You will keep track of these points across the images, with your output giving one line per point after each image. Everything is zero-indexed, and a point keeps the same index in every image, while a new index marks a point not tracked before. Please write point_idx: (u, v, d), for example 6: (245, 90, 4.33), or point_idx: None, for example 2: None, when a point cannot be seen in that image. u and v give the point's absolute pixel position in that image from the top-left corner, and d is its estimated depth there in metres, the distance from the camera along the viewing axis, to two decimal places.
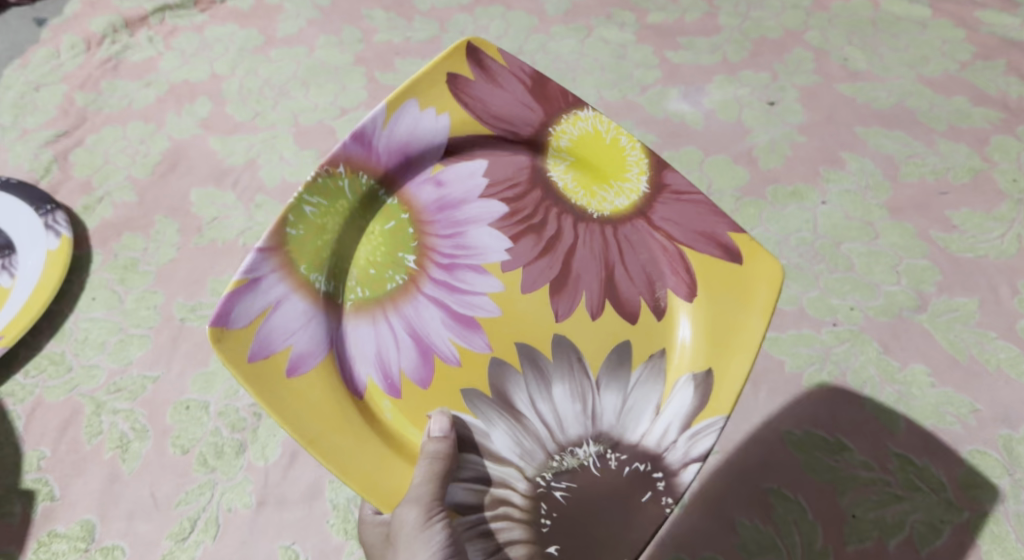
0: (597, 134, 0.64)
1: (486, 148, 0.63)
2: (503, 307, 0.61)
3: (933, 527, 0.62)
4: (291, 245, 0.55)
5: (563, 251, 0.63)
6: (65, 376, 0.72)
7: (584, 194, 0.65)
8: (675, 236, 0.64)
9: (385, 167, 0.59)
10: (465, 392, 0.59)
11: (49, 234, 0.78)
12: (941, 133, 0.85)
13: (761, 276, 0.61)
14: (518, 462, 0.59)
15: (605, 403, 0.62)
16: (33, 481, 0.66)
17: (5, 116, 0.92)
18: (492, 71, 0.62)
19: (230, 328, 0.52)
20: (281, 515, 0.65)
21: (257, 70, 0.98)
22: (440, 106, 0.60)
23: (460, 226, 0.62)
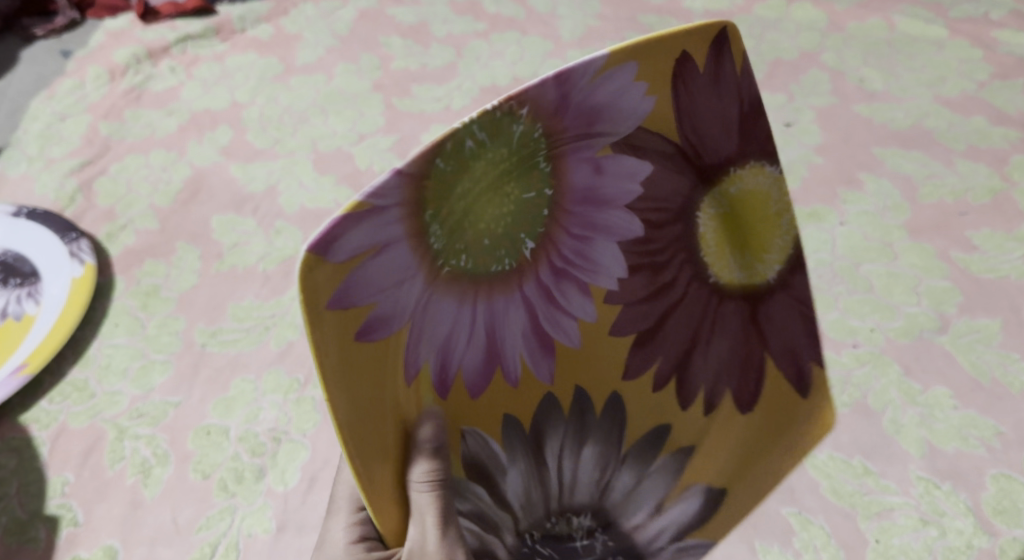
0: (767, 196, 0.58)
1: (660, 158, 0.52)
2: (584, 341, 0.58)
3: (959, 552, 0.61)
4: (433, 183, 0.42)
5: (669, 302, 0.60)
6: (89, 402, 0.73)
7: (715, 248, 0.60)
8: (769, 343, 0.63)
9: (562, 123, 0.45)
10: (505, 417, 0.57)
11: (73, 262, 0.79)
12: (960, 153, 0.85)
13: (805, 415, 0.63)
14: (517, 511, 0.59)
15: (622, 480, 0.61)
16: (57, 506, 0.67)
17: (33, 147, 0.94)
18: (720, 78, 0.52)
19: (330, 259, 0.40)
20: (300, 541, 0.65)
21: (277, 98, 0.99)
22: (653, 88, 0.48)
23: (591, 234, 0.53)
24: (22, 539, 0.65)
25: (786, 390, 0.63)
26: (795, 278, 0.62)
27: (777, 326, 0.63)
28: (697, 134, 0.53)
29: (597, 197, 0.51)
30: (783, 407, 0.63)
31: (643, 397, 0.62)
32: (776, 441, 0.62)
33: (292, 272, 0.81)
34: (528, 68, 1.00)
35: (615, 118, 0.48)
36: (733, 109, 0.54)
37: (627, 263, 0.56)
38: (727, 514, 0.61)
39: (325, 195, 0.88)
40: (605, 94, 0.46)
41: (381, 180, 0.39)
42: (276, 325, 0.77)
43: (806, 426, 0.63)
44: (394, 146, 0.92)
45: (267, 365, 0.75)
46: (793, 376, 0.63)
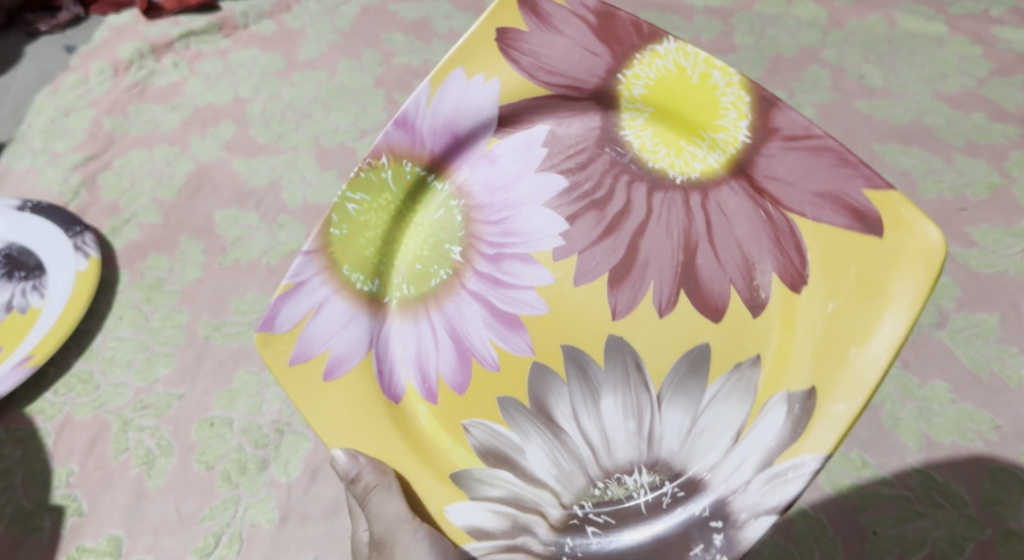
0: (680, 70, 0.59)
1: (552, 111, 0.66)
2: (551, 301, 0.65)
3: (955, 544, 0.62)
4: (334, 245, 0.63)
5: (631, 231, 0.64)
6: (93, 394, 0.74)
7: (666, 151, 0.63)
8: (787, 201, 0.57)
9: (432, 151, 0.66)
10: (501, 400, 0.63)
11: (78, 255, 0.79)
12: (959, 149, 0.85)
13: (905, 251, 0.52)
14: (555, 485, 0.60)
15: (668, 425, 0.60)
16: (62, 497, 0.68)
17: (37, 141, 0.95)
18: (552, 21, 0.62)
19: (274, 332, 0.60)
20: (303, 531, 0.66)
21: (280, 93, 1.00)
22: (488, 73, 0.64)
23: (511, 210, 0.66)
24: (26, 529, 0.66)
25: (848, 237, 0.54)
26: (784, 121, 0.56)
27: (783, 179, 0.57)
28: (557, 67, 0.63)
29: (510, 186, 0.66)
30: (860, 262, 0.53)
31: (653, 329, 0.63)
32: (869, 292, 0.53)
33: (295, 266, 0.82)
34: None
35: (468, 121, 0.65)
36: (581, 32, 0.61)
37: (564, 217, 0.66)
38: (836, 408, 0.52)
39: (327, 189, 0.89)
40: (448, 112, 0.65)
41: (293, 265, 0.61)
42: None
43: (909, 259, 0.51)
44: None
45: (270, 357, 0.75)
46: (847, 220, 0.54)
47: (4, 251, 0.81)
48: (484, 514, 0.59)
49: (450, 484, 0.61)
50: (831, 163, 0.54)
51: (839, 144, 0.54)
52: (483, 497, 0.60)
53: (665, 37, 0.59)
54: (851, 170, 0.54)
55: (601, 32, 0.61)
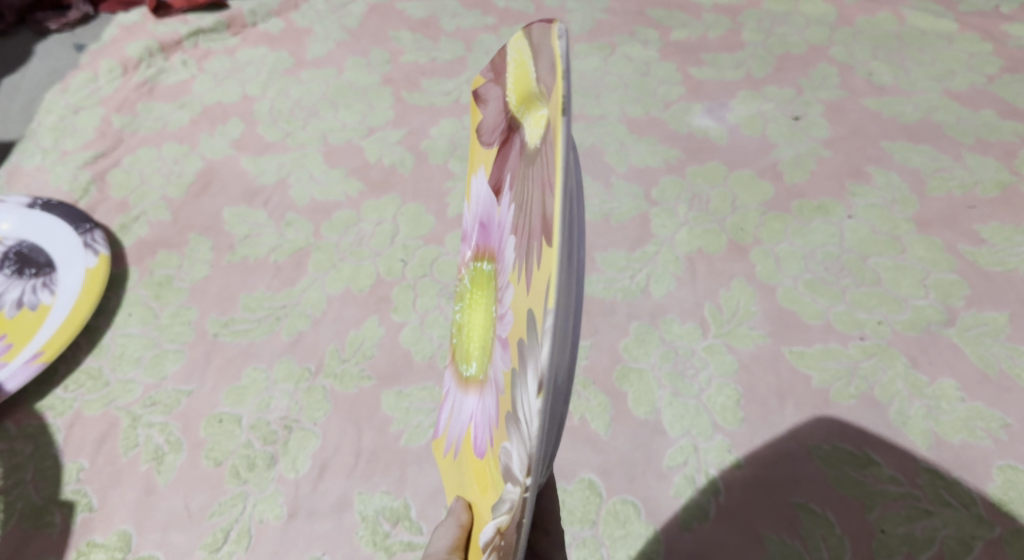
0: (515, 63, 0.51)
1: (501, 169, 0.55)
2: (517, 312, 0.49)
3: (964, 542, 0.62)
4: (456, 349, 0.66)
5: (524, 213, 0.49)
6: (103, 390, 0.74)
7: (532, 130, 0.50)
8: (549, 103, 0.45)
9: (479, 243, 0.61)
10: (507, 420, 0.48)
11: (88, 252, 0.80)
12: (969, 147, 0.85)
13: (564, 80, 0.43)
14: (523, 478, 0.44)
15: (536, 366, 0.43)
16: (72, 492, 0.68)
17: (46, 138, 0.95)
18: (485, 96, 0.58)
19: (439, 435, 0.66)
20: (311, 527, 0.66)
21: (288, 91, 1.00)
22: (478, 166, 0.61)
23: (506, 242, 0.53)
24: (37, 524, 0.66)
25: (556, 102, 0.43)
26: (531, 41, 0.48)
27: (544, 85, 0.46)
28: (492, 127, 0.57)
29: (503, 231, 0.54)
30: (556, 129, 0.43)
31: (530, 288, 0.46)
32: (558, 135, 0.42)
33: (302, 263, 0.82)
34: None
35: (486, 206, 0.58)
36: (492, 87, 0.56)
37: (514, 232, 0.51)
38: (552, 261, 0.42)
39: (335, 187, 0.89)
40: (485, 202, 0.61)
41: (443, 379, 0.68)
42: (286, 315, 0.78)
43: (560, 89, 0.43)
44: (403, 139, 0.93)
45: (278, 354, 0.76)
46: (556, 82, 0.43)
47: (14, 248, 0.82)
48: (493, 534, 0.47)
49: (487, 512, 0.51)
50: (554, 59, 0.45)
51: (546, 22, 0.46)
52: (500, 514, 0.48)
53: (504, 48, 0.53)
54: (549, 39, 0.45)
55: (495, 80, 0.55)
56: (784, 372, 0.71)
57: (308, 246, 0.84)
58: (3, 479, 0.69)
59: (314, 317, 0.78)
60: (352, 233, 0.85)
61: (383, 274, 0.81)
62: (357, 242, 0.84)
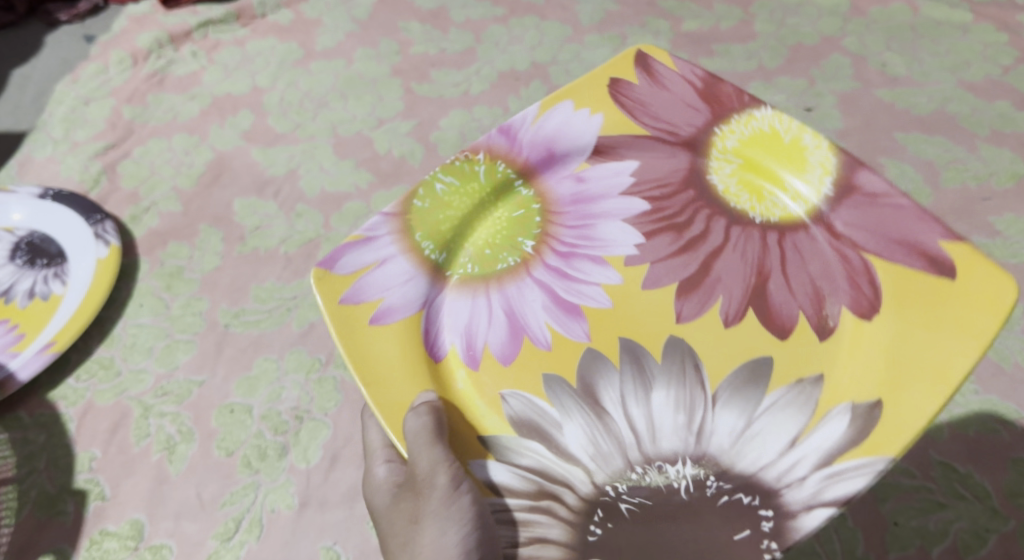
0: (773, 133, 0.72)
1: (638, 153, 0.75)
2: (616, 300, 0.69)
3: (977, 535, 0.62)
4: (414, 215, 0.69)
5: (705, 251, 0.70)
6: (114, 380, 0.74)
7: (749, 200, 0.72)
8: (864, 243, 0.66)
9: (529, 158, 0.74)
10: (547, 378, 0.65)
11: (99, 243, 0.80)
12: (983, 138, 0.84)
13: (976, 281, 0.60)
14: (589, 463, 0.62)
15: (719, 421, 0.63)
16: (85, 481, 0.68)
17: (58, 130, 0.95)
18: (659, 75, 0.76)
19: (333, 271, 0.66)
20: (323, 516, 0.66)
21: (297, 82, 1.00)
22: (593, 108, 0.76)
23: (588, 220, 0.73)
24: (51, 512, 0.67)
25: (895, 275, 0.64)
26: (861, 177, 0.68)
27: (860, 224, 0.67)
28: (662, 116, 0.76)
29: (586, 197, 0.74)
30: (963, 320, 0.59)
31: (714, 338, 0.66)
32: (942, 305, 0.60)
33: (313, 254, 0.82)
34: (546, 53, 1.00)
35: (567, 141, 0.75)
36: (675, 81, 0.76)
37: (640, 233, 0.72)
38: (910, 409, 0.57)
39: (346, 178, 0.89)
40: (551, 131, 0.75)
41: (370, 221, 0.68)
42: (297, 307, 0.78)
43: (973, 303, 0.59)
44: (413, 131, 0.93)
45: (290, 345, 0.76)
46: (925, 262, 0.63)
47: (26, 238, 0.82)
48: (507, 476, 0.60)
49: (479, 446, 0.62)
50: (912, 218, 0.65)
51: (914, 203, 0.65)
52: (509, 462, 0.61)
53: (761, 106, 0.73)
54: (927, 222, 0.64)
55: (707, 95, 0.75)
56: None
57: (319, 237, 0.84)
58: (17, 468, 0.69)
59: None
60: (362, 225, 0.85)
61: None
62: None
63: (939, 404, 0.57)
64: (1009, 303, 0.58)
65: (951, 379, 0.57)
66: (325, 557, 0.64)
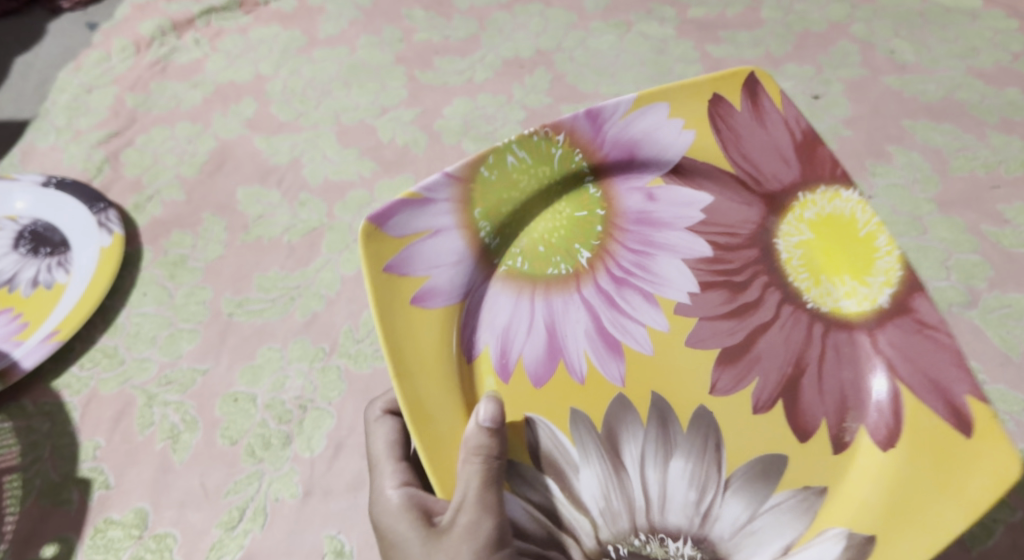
0: (853, 220, 0.64)
1: (716, 184, 0.66)
2: (658, 348, 0.63)
3: (984, 526, 0.61)
4: (478, 184, 0.62)
5: (755, 323, 0.63)
6: (118, 369, 0.74)
7: (809, 279, 0.65)
8: (900, 372, 0.61)
9: (605, 157, 0.65)
10: (573, 412, 0.61)
11: (102, 231, 0.80)
12: (993, 126, 0.83)
13: (982, 461, 0.55)
14: (598, 515, 0.58)
15: (726, 510, 0.59)
16: (89, 470, 0.68)
17: (60, 118, 0.95)
18: (765, 112, 0.66)
19: (385, 229, 0.58)
20: (327, 505, 0.66)
21: (300, 70, 0.99)
22: (688, 121, 0.66)
23: (650, 247, 0.66)
24: (55, 501, 0.67)
25: (935, 419, 0.58)
26: (929, 312, 0.61)
27: (913, 354, 0.61)
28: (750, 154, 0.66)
29: (652, 220, 0.66)
30: (968, 492, 0.54)
31: (736, 412, 0.61)
32: (944, 466, 0.56)
33: (316, 244, 0.82)
34: (550, 41, 0.99)
35: (660, 139, 0.65)
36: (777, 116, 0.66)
37: (699, 281, 0.65)
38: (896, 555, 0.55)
39: (349, 167, 0.89)
40: (637, 132, 0.65)
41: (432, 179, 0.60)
42: (300, 296, 0.78)
43: (983, 468, 0.55)
44: (417, 119, 0.93)
45: (294, 334, 0.76)
46: (945, 411, 0.58)
47: (29, 227, 0.82)
48: (521, 512, 0.58)
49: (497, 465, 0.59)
50: (949, 360, 0.59)
51: (958, 346, 0.59)
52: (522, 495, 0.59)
53: (845, 187, 0.65)
54: (964, 371, 0.59)
55: (803, 149, 0.66)
56: None
57: (322, 226, 0.84)
58: (21, 456, 0.69)
59: (329, 297, 0.78)
60: (366, 214, 0.84)
61: None
62: None
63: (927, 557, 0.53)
64: (1015, 474, 0.53)
65: (980, 509, 0.53)
66: (329, 546, 0.64)
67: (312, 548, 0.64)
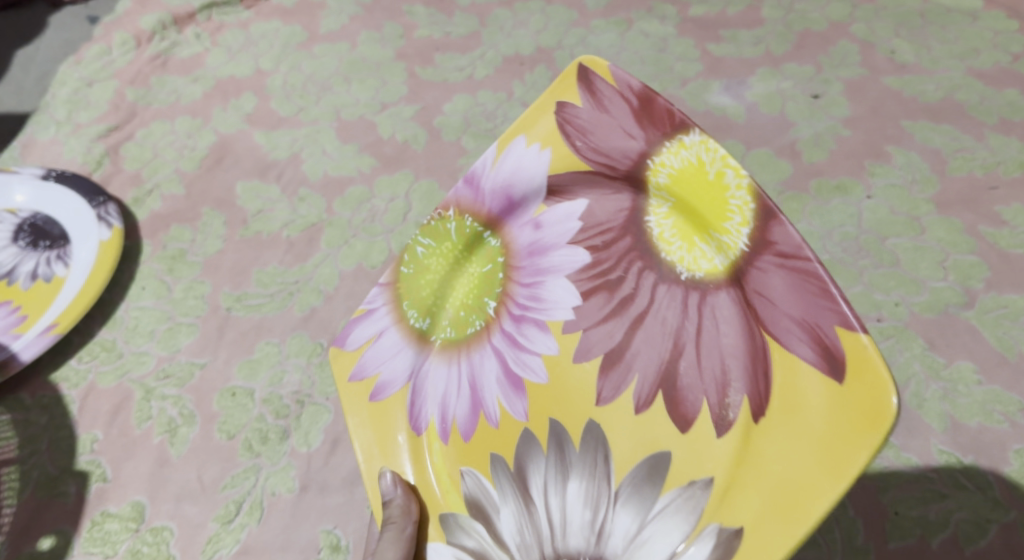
0: (700, 166, 0.53)
1: (586, 187, 0.62)
2: (551, 373, 0.62)
3: (978, 525, 0.61)
4: (402, 282, 0.67)
5: (632, 317, 0.61)
6: (116, 362, 0.74)
7: (680, 245, 0.58)
8: (767, 324, 0.51)
9: (490, 210, 0.66)
10: (492, 457, 0.61)
11: (101, 225, 0.80)
12: (992, 127, 0.83)
13: (848, 407, 0.45)
14: (513, 554, 0.58)
15: (618, 523, 0.56)
16: (87, 462, 0.69)
17: (61, 111, 0.95)
18: (600, 94, 0.59)
19: (345, 347, 0.66)
20: (323, 500, 0.66)
21: (301, 66, 0.99)
22: (543, 141, 0.62)
23: (541, 276, 0.65)
24: (52, 493, 0.67)
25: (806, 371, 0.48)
26: (778, 238, 0.49)
27: (766, 300, 0.50)
28: (600, 141, 0.59)
29: (541, 248, 0.65)
30: (835, 446, 0.45)
31: (628, 424, 0.59)
32: (823, 432, 0.46)
33: (315, 239, 0.82)
34: (551, 38, 0.99)
35: (526, 174, 0.64)
36: (613, 95, 0.58)
37: (580, 292, 0.63)
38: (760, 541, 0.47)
39: (348, 163, 0.89)
40: (510, 175, 0.64)
41: (369, 293, 0.68)
42: (299, 291, 0.78)
43: (861, 430, 0.45)
44: (416, 115, 0.93)
45: (291, 329, 0.76)
46: (812, 359, 0.47)
47: (28, 220, 0.82)
48: None
49: (434, 521, 0.60)
50: (813, 290, 0.48)
51: (827, 274, 0.47)
52: (457, 543, 0.59)
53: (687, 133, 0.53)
54: (828, 303, 0.47)
55: (641, 114, 0.56)
56: None
57: (321, 221, 0.84)
58: (19, 449, 0.69)
59: (327, 293, 0.78)
60: (364, 209, 0.84)
61: (396, 251, 0.81)
62: (370, 219, 0.84)
63: (792, 545, 0.45)
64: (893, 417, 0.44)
65: (845, 478, 0.44)
66: (324, 541, 0.64)
67: (308, 543, 0.64)
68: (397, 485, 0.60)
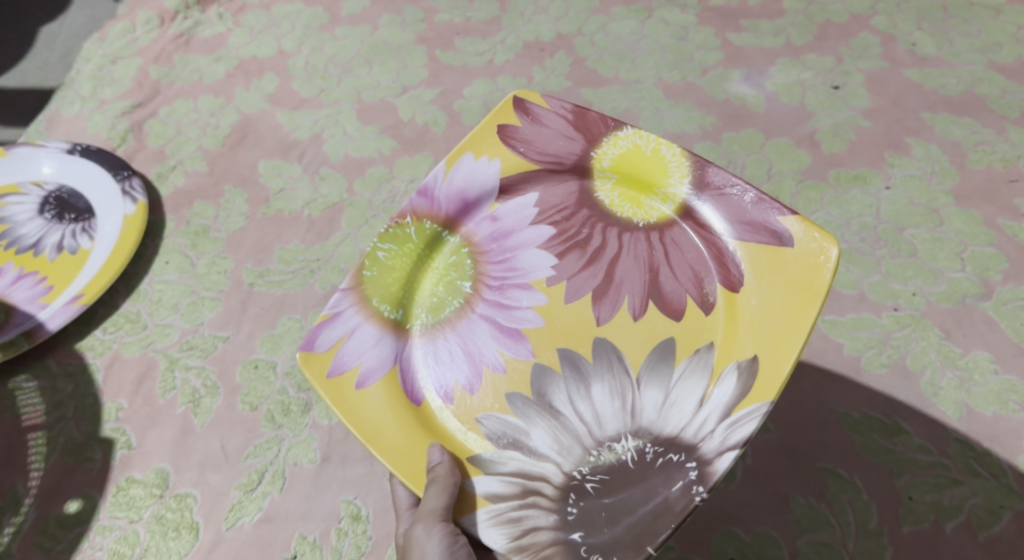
0: (639, 149, 0.65)
1: (539, 181, 0.68)
2: (547, 316, 0.64)
3: (992, 512, 0.62)
4: (366, 283, 0.64)
5: (608, 259, 0.65)
6: (141, 334, 0.75)
7: (631, 206, 0.66)
8: (721, 231, 0.61)
9: (448, 214, 0.68)
10: (508, 396, 0.61)
11: (126, 200, 0.81)
12: (1013, 121, 0.83)
13: (801, 255, 0.57)
14: (556, 457, 0.59)
15: (646, 398, 0.60)
16: (112, 430, 0.70)
17: (85, 87, 0.96)
18: (537, 115, 0.68)
19: (315, 350, 0.61)
20: (344, 472, 0.67)
21: (323, 47, 1.00)
22: (491, 153, 0.68)
23: (512, 252, 0.67)
24: (78, 459, 0.68)
25: (758, 249, 0.59)
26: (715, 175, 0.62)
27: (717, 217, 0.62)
28: (546, 149, 0.68)
29: (505, 235, 0.67)
30: (802, 278, 0.57)
31: (629, 333, 0.62)
32: (787, 279, 0.57)
33: (336, 219, 0.83)
34: (571, 25, 1.00)
35: (481, 181, 0.68)
36: (549, 113, 0.68)
37: (554, 254, 0.66)
38: (777, 359, 0.55)
39: (369, 144, 0.89)
40: (463, 183, 0.68)
41: (332, 298, 0.63)
42: (320, 269, 0.79)
43: (812, 268, 0.56)
44: (437, 99, 0.93)
45: (312, 305, 0.77)
46: (764, 238, 0.59)
47: (54, 193, 0.83)
48: (498, 485, 0.58)
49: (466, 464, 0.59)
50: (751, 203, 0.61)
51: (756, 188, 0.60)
52: (495, 472, 0.59)
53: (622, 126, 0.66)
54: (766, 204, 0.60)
55: (580, 123, 0.68)
56: (816, 340, 0.71)
57: (342, 201, 0.84)
58: (46, 415, 0.71)
59: (348, 271, 0.79)
60: (385, 191, 0.85)
61: None
62: (391, 199, 0.85)
63: (798, 350, 0.54)
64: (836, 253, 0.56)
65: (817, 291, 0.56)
66: (345, 511, 0.65)
67: (329, 512, 0.65)
68: (445, 454, 0.57)
